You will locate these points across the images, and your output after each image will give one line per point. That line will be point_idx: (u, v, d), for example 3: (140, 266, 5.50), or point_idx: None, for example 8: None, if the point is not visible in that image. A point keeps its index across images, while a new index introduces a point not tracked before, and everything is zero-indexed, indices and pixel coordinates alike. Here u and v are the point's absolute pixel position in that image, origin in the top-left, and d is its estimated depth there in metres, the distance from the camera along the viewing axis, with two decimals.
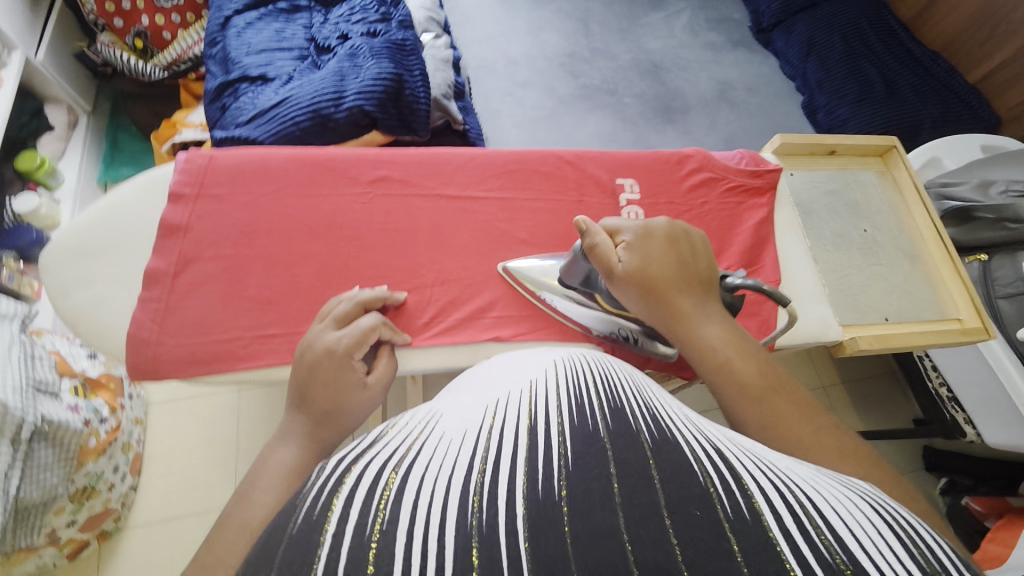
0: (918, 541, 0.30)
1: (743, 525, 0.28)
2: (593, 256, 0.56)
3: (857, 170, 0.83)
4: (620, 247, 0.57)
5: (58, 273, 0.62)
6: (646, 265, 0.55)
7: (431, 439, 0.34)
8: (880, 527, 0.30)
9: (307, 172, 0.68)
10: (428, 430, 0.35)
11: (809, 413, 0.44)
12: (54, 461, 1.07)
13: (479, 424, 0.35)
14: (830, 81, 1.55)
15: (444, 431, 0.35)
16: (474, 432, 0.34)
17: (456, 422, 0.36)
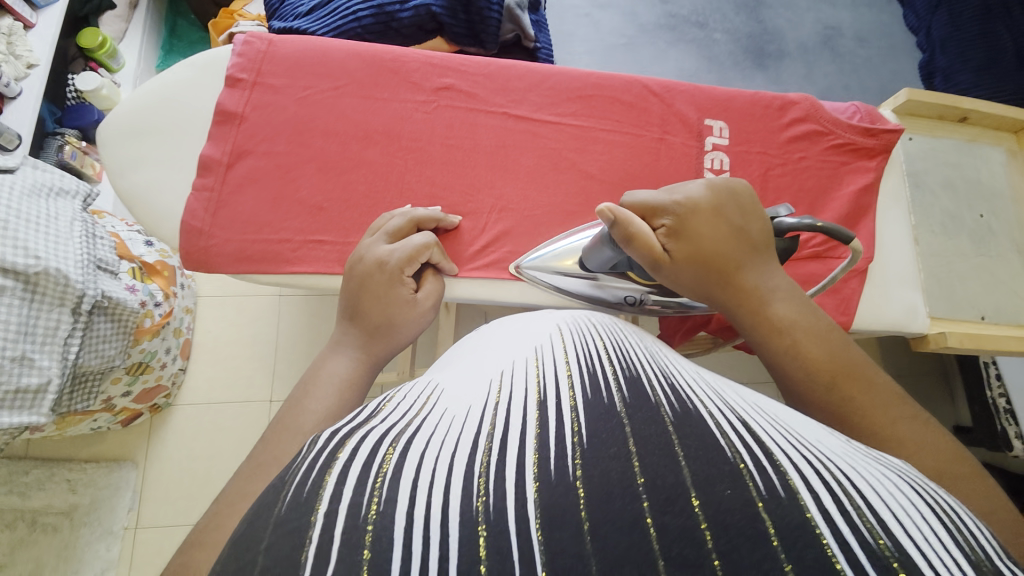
0: (961, 525, 0.28)
1: (777, 504, 0.26)
2: (633, 247, 0.51)
3: (987, 143, 0.71)
4: (659, 229, 0.52)
5: (116, 149, 0.61)
6: (691, 243, 0.50)
7: (432, 415, 0.32)
8: (925, 511, 0.27)
9: (369, 71, 0.63)
10: (429, 405, 0.33)
11: (890, 404, 0.40)
12: (112, 334, 1.14)
13: (484, 400, 0.33)
14: (956, 40, 1.22)
15: (447, 406, 0.33)
16: (479, 408, 0.32)
17: (459, 397, 0.34)
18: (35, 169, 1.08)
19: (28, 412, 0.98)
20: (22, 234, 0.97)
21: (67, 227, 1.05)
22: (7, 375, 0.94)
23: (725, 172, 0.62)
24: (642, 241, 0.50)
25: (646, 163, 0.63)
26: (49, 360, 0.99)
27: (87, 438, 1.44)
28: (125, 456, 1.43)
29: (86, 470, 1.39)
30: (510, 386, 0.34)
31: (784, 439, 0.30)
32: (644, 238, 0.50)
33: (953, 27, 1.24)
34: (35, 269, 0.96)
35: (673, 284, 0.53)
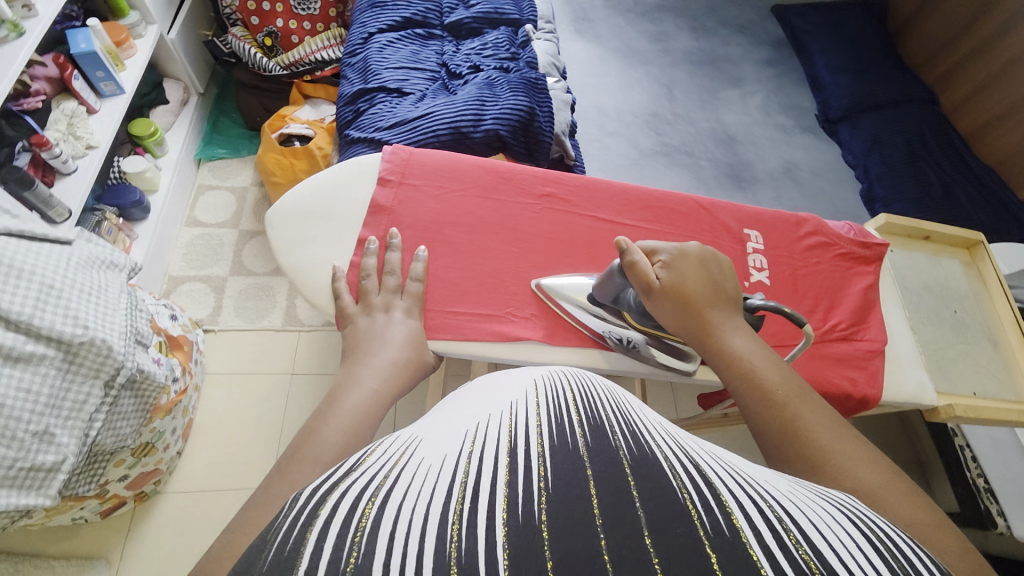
0: (897, 554, 0.27)
1: (724, 542, 0.25)
2: (632, 275, 0.60)
3: (948, 258, 0.89)
4: (656, 265, 0.61)
5: (283, 229, 0.68)
6: (680, 279, 0.59)
7: (407, 468, 0.29)
8: (859, 544, 0.27)
9: (489, 178, 0.75)
10: (407, 454, 0.30)
11: (827, 425, 0.49)
12: (132, 411, 1.09)
13: (459, 449, 0.30)
14: (891, 176, 1.64)
15: (423, 456, 0.30)
16: (455, 457, 0.30)
17: (438, 445, 0.31)
18: (89, 242, 1.04)
19: (35, 494, 0.85)
20: (74, 302, 0.90)
21: (115, 298, 0.99)
22: (22, 450, 0.82)
23: (765, 270, 0.76)
24: (641, 270, 0.60)
25: None
26: (68, 437, 0.88)
27: (60, 531, 1.29)
28: (97, 555, 1.28)
29: (52, 570, 1.23)
30: (487, 433, 0.32)
31: (729, 477, 0.31)
32: (643, 271, 0.59)
33: (886, 167, 1.65)
34: (81, 339, 0.88)
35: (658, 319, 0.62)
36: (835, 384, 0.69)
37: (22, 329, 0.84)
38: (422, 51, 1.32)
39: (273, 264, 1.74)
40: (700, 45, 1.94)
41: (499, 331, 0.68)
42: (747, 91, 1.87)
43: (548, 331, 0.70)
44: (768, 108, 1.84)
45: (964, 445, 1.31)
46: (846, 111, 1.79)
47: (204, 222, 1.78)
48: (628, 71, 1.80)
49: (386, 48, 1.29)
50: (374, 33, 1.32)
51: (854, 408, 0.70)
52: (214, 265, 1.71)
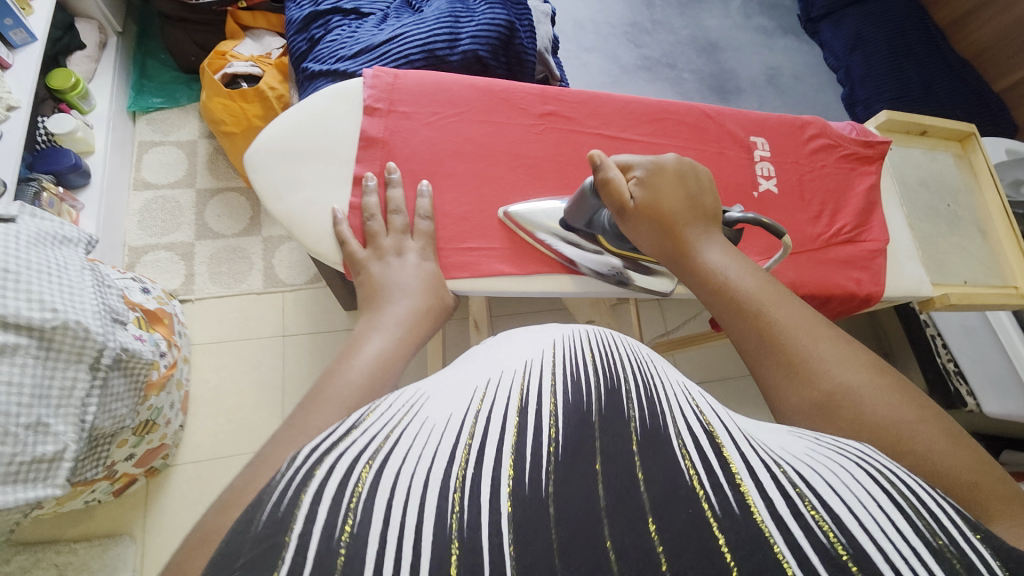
0: (920, 509, 0.25)
1: (734, 524, 0.22)
2: (606, 194, 0.56)
3: (942, 151, 0.89)
4: (631, 182, 0.56)
5: (269, 175, 0.62)
6: (654, 197, 0.54)
7: (410, 424, 0.26)
8: (883, 503, 0.25)
9: (484, 100, 0.68)
10: (412, 409, 0.27)
11: (818, 337, 0.41)
12: (125, 391, 1.05)
13: (467, 406, 0.27)
14: (872, 76, 1.60)
15: (428, 410, 0.27)
16: (461, 416, 0.26)
17: (444, 398, 0.28)
18: (33, 217, 0.92)
19: (42, 485, 0.81)
20: (36, 285, 0.82)
21: (79, 276, 0.90)
22: (18, 444, 0.78)
23: (773, 178, 0.74)
24: (615, 188, 0.55)
25: (712, 173, 0.72)
26: (64, 425, 0.83)
27: (74, 514, 1.28)
28: (120, 531, 1.28)
29: (77, 551, 1.24)
30: (498, 388, 0.28)
31: (746, 443, 0.27)
32: (618, 187, 0.55)
33: (868, 67, 1.61)
34: (52, 323, 0.81)
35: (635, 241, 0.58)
36: (840, 286, 0.71)
37: None
38: None
39: (241, 224, 1.63)
40: None
41: (517, 264, 0.66)
42: None
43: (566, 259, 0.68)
44: (749, 10, 1.74)
45: (934, 334, 1.40)
46: (830, 8, 1.71)
47: (154, 183, 1.63)
48: None
49: None
50: None
51: (857, 306, 0.73)
52: (176, 231, 1.59)
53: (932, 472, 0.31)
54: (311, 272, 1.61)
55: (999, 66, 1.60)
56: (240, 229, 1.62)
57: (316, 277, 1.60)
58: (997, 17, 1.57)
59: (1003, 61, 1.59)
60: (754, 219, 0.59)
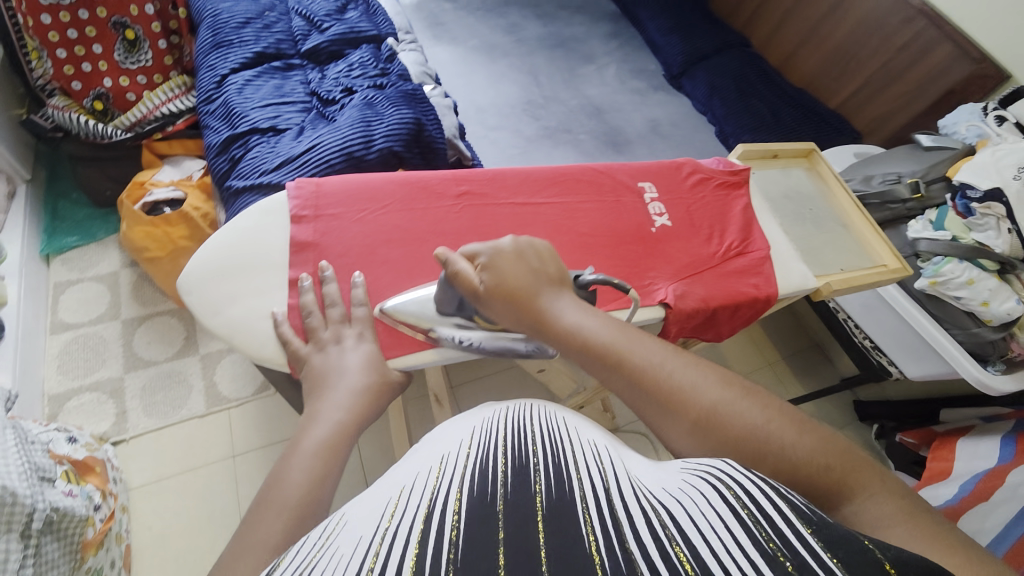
0: (752, 524, 0.33)
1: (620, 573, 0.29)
2: (457, 283, 0.60)
3: (795, 168, 1.08)
4: (480, 269, 0.60)
5: (204, 293, 0.64)
6: (501, 279, 0.59)
7: (323, 553, 0.32)
8: (721, 523, 0.33)
9: (404, 191, 0.74)
10: (326, 543, 0.33)
11: (674, 368, 0.53)
12: (61, 556, 0.96)
13: (375, 528, 0.33)
14: (732, 115, 1.91)
15: (339, 544, 0.33)
16: (368, 538, 0.32)
17: (357, 525, 0.34)
18: None
19: None
20: None
21: None
22: None
23: (666, 214, 0.86)
24: (464, 279, 0.60)
25: (613, 218, 0.82)
26: None
27: None
28: None
29: None
30: (409, 500, 0.36)
31: (625, 501, 0.37)
32: (466, 277, 0.60)
33: (727, 108, 1.93)
34: None
35: (494, 319, 0.61)
36: (743, 293, 0.81)
37: None
38: (286, 84, 1.26)
39: (175, 346, 1.56)
40: (550, 30, 2.08)
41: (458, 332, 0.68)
42: (601, 65, 2.05)
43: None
44: (623, 77, 2.04)
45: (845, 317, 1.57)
46: (684, 67, 2.06)
47: (74, 322, 1.54)
48: (494, 66, 1.88)
49: (246, 88, 1.22)
50: (228, 75, 1.24)
51: (762, 308, 0.83)
52: (102, 367, 1.49)
53: (787, 461, 0.45)
54: (257, 381, 1.56)
55: (828, 87, 1.92)
56: (173, 353, 1.55)
57: (263, 385, 1.55)
58: (816, 51, 1.93)
59: (830, 84, 1.91)
60: (603, 279, 0.65)
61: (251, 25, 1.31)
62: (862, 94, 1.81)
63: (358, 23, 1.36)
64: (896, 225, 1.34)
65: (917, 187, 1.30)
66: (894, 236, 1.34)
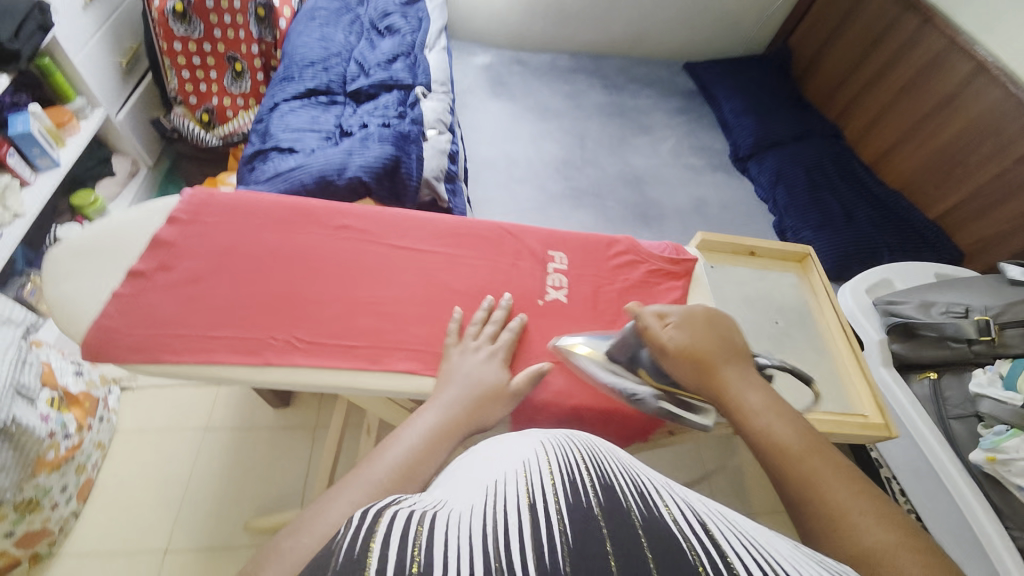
0: None
1: None
2: (647, 339, 0.64)
3: (775, 271, 0.90)
4: (668, 325, 0.63)
5: (57, 263, 0.67)
6: (692, 341, 0.61)
7: (444, 516, 0.36)
8: None
9: (287, 213, 0.76)
10: (442, 509, 0.37)
11: (839, 482, 0.48)
12: (12, 463, 1.06)
13: (487, 503, 0.37)
14: (795, 207, 1.69)
15: (456, 510, 0.37)
16: (483, 510, 0.36)
17: (466, 501, 0.38)
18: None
19: None
20: None
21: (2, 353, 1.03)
22: None
23: (564, 289, 0.78)
24: (654, 335, 0.63)
25: (500, 281, 0.76)
26: None
27: None
28: None
29: None
30: (511, 489, 0.38)
31: (740, 544, 0.36)
32: (654, 333, 0.63)
33: (791, 199, 1.71)
34: None
35: (676, 377, 0.62)
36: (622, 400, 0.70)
37: None
38: (323, 116, 1.42)
39: None
40: (613, 99, 2.07)
41: (262, 355, 0.64)
42: (658, 137, 1.97)
43: (334, 353, 0.65)
44: (679, 152, 1.93)
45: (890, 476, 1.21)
46: (754, 150, 1.89)
47: None
48: (542, 124, 1.91)
49: (288, 114, 1.41)
50: (280, 102, 1.45)
51: (646, 424, 0.70)
52: None
53: None
54: None
55: (929, 193, 1.64)
56: None
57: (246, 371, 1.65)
58: (915, 154, 1.68)
59: (929, 191, 1.64)
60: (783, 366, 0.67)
61: (313, 65, 1.52)
62: (969, 208, 1.52)
63: (399, 72, 1.51)
64: (960, 370, 1.07)
65: (987, 328, 1.02)
66: (956, 384, 1.06)
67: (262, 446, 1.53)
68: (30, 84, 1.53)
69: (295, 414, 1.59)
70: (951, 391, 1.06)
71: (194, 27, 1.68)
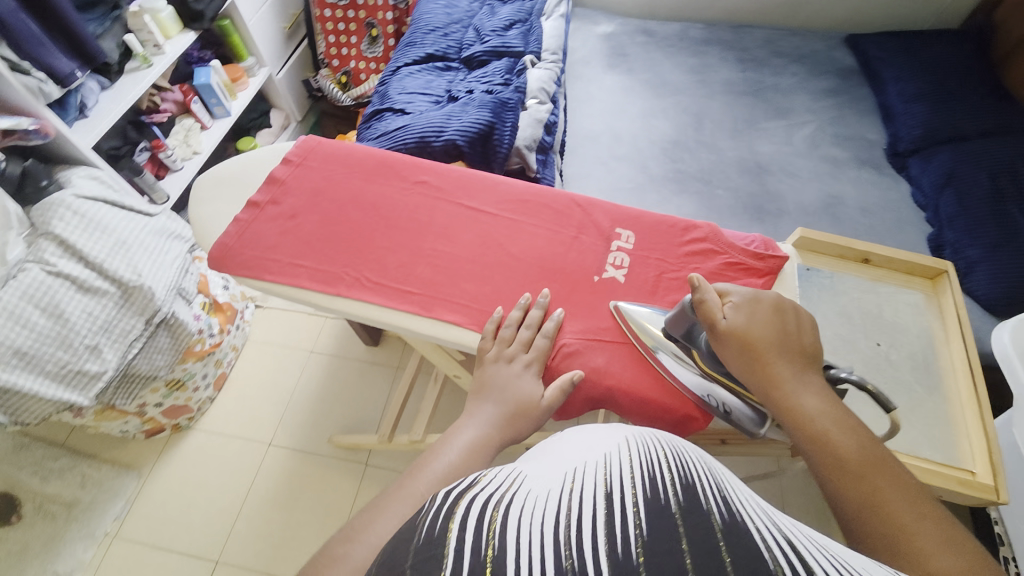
0: None
1: None
2: (700, 313, 0.61)
3: (891, 285, 0.79)
4: (727, 305, 0.61)
5: (201, 190, 0.83)
6: (748, 328, 0.58)
7: (519, 492, 0.40)
8: None
9: (375, 165, 0.84)
10: (517, 484, 0.41)
11: (906, 504, 0.46)
12: (166, 347, 1.34)
13: (562, 486, 0.40)
14: (963, 219, 1.37)
15: (531, 488, 0.41)
16: (558, 493, 0.39)
17: (542, 481, 0.41)
18: (169, 218, 1.34)
19: (75, 393, 1.14)
20: (133, 255, 1.21)
21: (169, 260, 1.27)
22: (76, 356, 1.12)
23: (624, 269, 0.75)
24: (709, 309, 0.60)
25: (559, 252, 0.76)
26: (112, 355, 1.17)
27: (115, 442, 1.63)
28: (133, 466, 1.59)
29: (100, 469, 1.56)
30: (585, 479, 0.40)
31: (829, 564, 0.35)
32: (711, 309, 0.60)
33: (960, 208, 1.39)
34: (133, 283, 1.18)
35: (727, 363, 0.60)
36: (657, 394, 0.66)
37: (100, 269, 1.15)
38: (436, 80, 1.51)
39: None
40: (747, 75, 1.85)
41: (332, 286, 0.72)
42: (794, 122, 1.72)
43: (391, 295, 0.72)
44: (817, 141, 1.67)
45: None
46: (920, 144, 1.56)
47: None
48: (657, 100, 1.78)
49: (406, 77, 1.51)
50: (402, 67, 1.56)
51: (679, 425, 0.66)
52: None
53: None
54: None
55: None
56: None
57: None
58: None
59: None
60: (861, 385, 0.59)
61: (435, 32, 1.60)
62: None
63: (513, 39, 1.52)
64: None
65: None
66: None
67: (353, 375, 1.74)
68: (214, 43, 1.85)
69: (382, 353, 1.78)
70: None
71: None
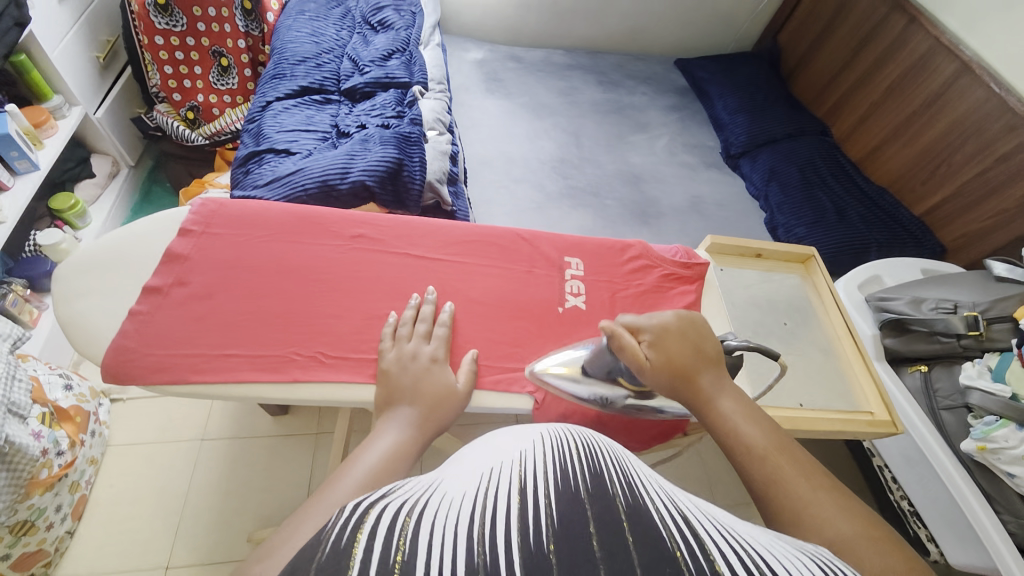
0: None
1: None
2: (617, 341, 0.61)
3: (780, 273, 0.96)
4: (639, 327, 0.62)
5: (66, 282, 0.66)
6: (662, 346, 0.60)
7: (433, 495, 0.32)
8: None
9: (297, 223, 0.75)
10: (431, 490, 0.33)
11: (806, 480, 0.50)
12: (3, 485, 1.02)
13: (478, 484, 0.33)
14: (788, 205, 1.72)
15: (446, 491, 0.33)
16: (474, 492, 0.32)
17: (458, 483, 0.34)
18: None
19: None
20: None
21: None
22: None
23: (582, 295, 0.79)
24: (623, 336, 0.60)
25: (517, 289, 0.77)
26: None
27: None
28: None
29: None
30: (504, 470, 0.34)
31: (719, 530, 0.33)
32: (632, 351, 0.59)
33: (784, 195, 1.75)
34: None
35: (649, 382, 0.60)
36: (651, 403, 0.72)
37: None
38: (318, 115, 1.39)
39: None
40: (609, 96, 2.07)
41: (281, 372, 0.63)
42: (652, 135, 1.98)
43: (353, 367, 0.65)
44: (674, 150, 1.95)
45: (881, 464, 1.26)
46: (746, 147, 1.92)
47: None
48: (539, 122, 1.90)
49: (282, 114, 1.37)
50: (272, 101, 1.41)
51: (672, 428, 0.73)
52: None
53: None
54: None
55: (915, 190, 1.71)
56: None
57: None
58: (903, 150, 1.74)
59: (917, 187, 1.71)
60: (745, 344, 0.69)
61: (305, 63, 1.48)
62: (957, 204, 1.58)
63: (396, 70, 1.48)
64: (951, 363, 1.12)
65: (975, 323, 1.08)
66: (946, 376, 1.12)
67: (264, 457, 1.50)
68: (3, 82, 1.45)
69: (298, 421, 1.57)
70: (941, 382, 1.12)
71: (176, 20, 1.62)
